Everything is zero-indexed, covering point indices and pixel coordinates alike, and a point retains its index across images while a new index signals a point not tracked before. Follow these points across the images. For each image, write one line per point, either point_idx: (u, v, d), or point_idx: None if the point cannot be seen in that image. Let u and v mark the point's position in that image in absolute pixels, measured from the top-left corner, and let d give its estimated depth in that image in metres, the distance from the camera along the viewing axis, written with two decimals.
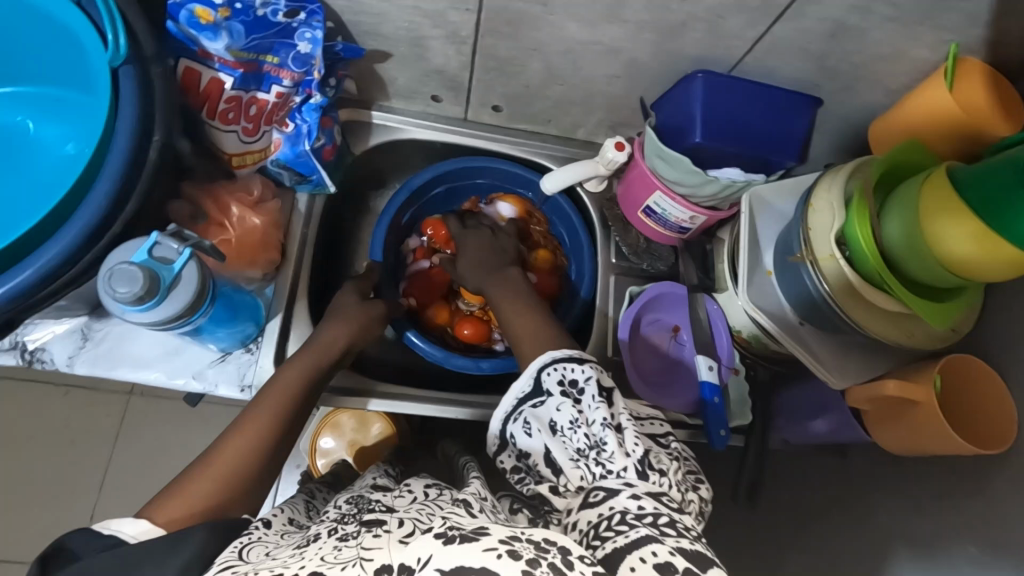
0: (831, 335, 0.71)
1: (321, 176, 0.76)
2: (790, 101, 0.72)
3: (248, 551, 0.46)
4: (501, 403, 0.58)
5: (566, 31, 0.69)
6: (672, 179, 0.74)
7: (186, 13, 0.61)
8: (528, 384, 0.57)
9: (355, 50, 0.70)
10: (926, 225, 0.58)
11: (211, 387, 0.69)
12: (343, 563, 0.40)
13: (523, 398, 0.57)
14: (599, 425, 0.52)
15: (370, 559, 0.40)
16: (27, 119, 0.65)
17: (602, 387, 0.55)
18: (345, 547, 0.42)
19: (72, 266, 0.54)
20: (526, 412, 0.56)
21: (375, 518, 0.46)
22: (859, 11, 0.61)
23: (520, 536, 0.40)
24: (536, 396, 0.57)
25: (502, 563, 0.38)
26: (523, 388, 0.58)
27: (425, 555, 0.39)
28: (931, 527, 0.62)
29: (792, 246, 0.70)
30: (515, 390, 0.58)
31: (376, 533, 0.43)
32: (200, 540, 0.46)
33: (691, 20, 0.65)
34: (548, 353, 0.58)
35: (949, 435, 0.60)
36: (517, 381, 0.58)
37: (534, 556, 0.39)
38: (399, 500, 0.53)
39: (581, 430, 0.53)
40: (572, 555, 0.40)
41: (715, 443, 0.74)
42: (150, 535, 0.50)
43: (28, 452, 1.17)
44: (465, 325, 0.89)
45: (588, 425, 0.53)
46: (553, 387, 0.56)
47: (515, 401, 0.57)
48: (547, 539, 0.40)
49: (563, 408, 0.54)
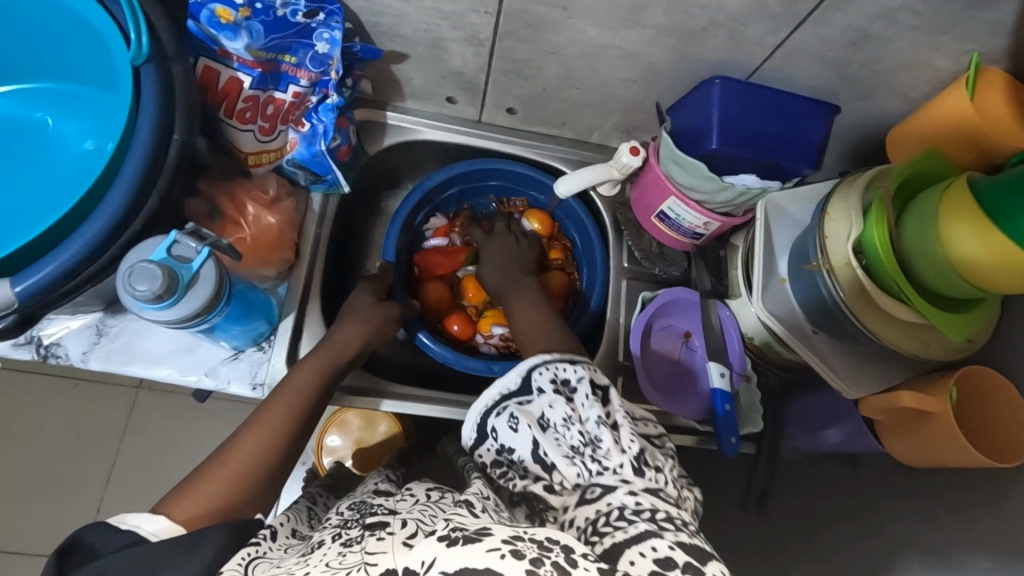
0: (844, 345, 0.71)
1: (336, 176, 0.76)
2: (807, 108, 0.72)
3: (255, 567, 0.45)
4: (485, 395, 0.60)
5: (585, 34, 0.69)
6: (687, 184, 0.74)
7: (207, 12, 0.62)
8: (516, 381, 0.60)
9: (374, 51, 0.70)
10: (941, 230, 0.58)
11: (223, 384, 0.69)
12: (348, 568, 0.41)
13: (510, 394, 0.60)
14: (593, 423, 0.54)
15: (373, 563, 0.40)
16: (47, 115, 0.66)
17: (594, 385, 0.57)
18: (349, 553, 0.43)
19: (94, 261, 0.54)
20: (511, 408, 0.58)
21: (378, 521, 0.47)
22: (882, 19, 0.61)
23: (523, 536, 0.40)
24: (525, 394, 0.59)
25: (505, 563, 0.37)
26: (510, 385, 0.60)
27: (429, 558, 0.39)
28: (943, 539, 0.62)
29: (806, 253, 0.70)
30: (502, 385, 0.60)
31: (380, 536, 0.44)
32: (215, 545, 0.47)
33: (711, 25, 0.65)
34: (539, 354, 0.61)
35: (964, 448, 0.59)
36: (505, 378, 0.60)
37: (537, 555, 0.39)
38: (402, 503, 0.53)
39: (575, 427, 0.55)
40: (575, 552, 0.39)
41: (726, 451, 0.73)
42: (172, 532, 0.50)
43: (36, 444, 1.18)
44: (454, 321, 0.89)
45: (583, 422, 0.55)
46: (545, 385, 0.58)
47: (498, 397, 0.60)
48: (551, 538, 0.40)
49: (556, 407, 0.57)
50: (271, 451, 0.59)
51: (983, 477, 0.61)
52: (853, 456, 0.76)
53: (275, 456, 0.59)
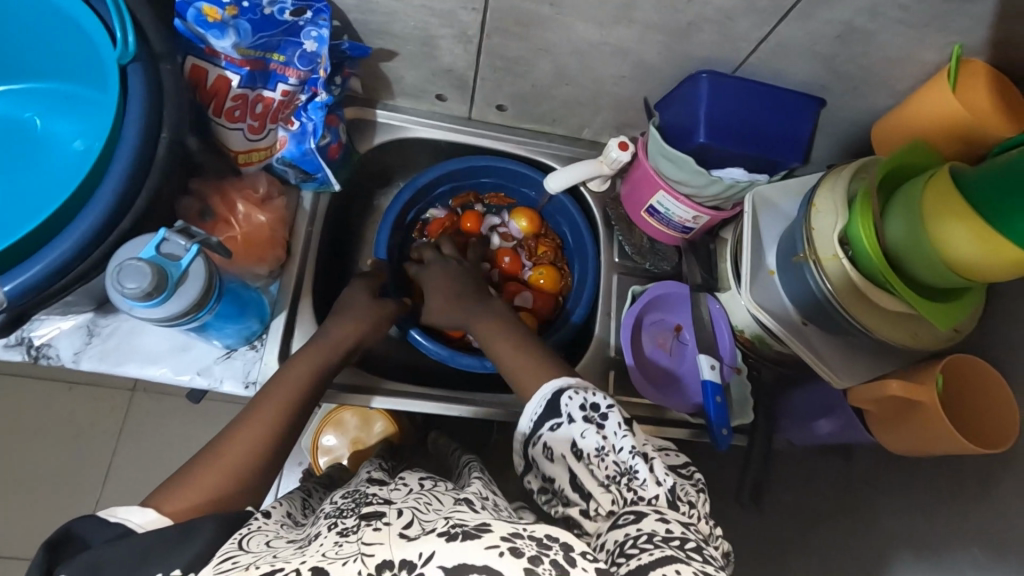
0: (834, 336, 0.72)
1: (326, 175, 0.76)
2: (792, 101, 0.73)
3: (249, 541, 0.47)
4: (517, 430, 0.59)
5: (575, 31, 0.69)
6: (677, 178, 0.75)
7: (193, 11, 0.61)
8: (542, 406, 0.58)
9: (362, 49, 0.71)
10: (926, 224, 0.58)
11: (216, 383, 0.70)
12: (343, 559, 0.41)
13: (542, 417, 0.58)
14: (627, 453, 0.53)
15: (370, 554, 0.40)
16: (36, 116, 0.66)
17: (625, 415, 0.55)
18: (346, 543, 0.43)
19: (83, 260, 0.54)
20: (545, 436, 0.56)
21: (373, 511, 0.47)
22: (868, 13, 0.61)
23: (522, 533, 0.41)
24: (554, 418, 0.57)
25: (503, 561, 0.38)
26: (537, 410, 0.58)
27: (427, 551, 0.39)
28: (934, 527, 0.63)
29: (794, 246, 0.70)
30: (530, 411, 0.59)
31: (376, 526, 0.44)
32: (208, 534, 0.47)
33: (699, 21, 0.65)
34: (563, 378, 0.59)
35: (952, 433, 0.60)
36: (531, 405, 0.59)
37: (536, 553, 0.39)
38: (395, 492, 0.54)
39: (608, 458, 0.53)
40: (574, 551, 0.40)
41: (719, 443, 0.74)
42: (157, 524, 0.50)
43: (31, 446, 1.18)
44: None
45: (616, 452, 0.53)
46: (575, 413, 0.56)
47: (529, 428, 0.58)
48: (550, 536, 0.41)
49: (588, 435, 0.55)
50: (265, 449, 0.59)
51: (971, 466, 0.62)
52: (845, 447, 0.76)
53: (269, 451, 0.59)
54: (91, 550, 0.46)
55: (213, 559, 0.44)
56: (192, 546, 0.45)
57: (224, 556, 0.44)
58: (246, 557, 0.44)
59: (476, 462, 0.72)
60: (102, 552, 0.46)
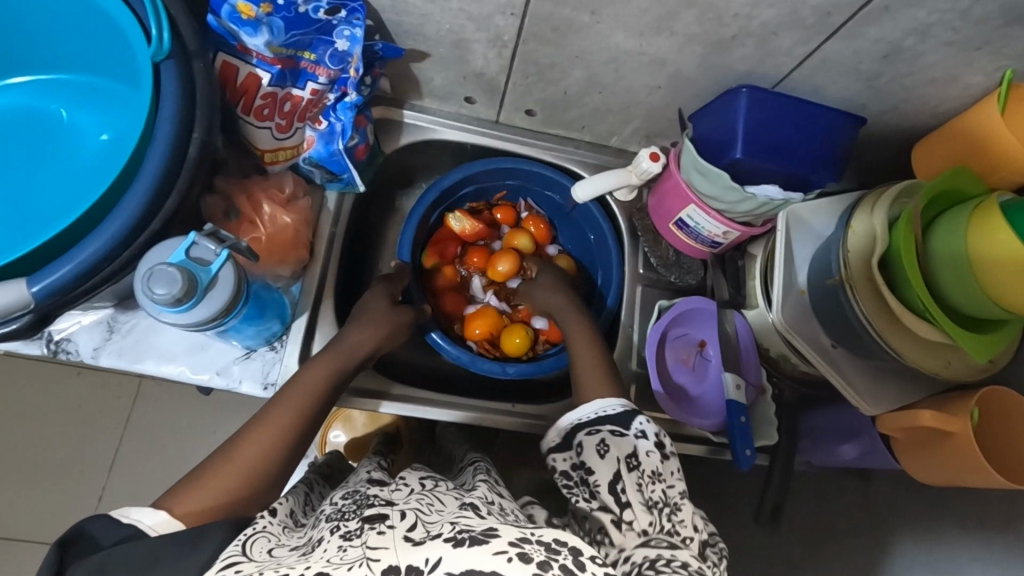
0: (863, 361, 0.71)
1: (352, 176, 0.75)
2: (831, 118, 0.70)
3: (252, 546, 0.46)
4: (577, 412, 0.60)
5: (613, 40, 0.68)
6: (709, 193, 0.73)
7: (227, 7, 0.60)
8: (617, 408, 0.59)
9: (395, 50, 0.69)
10: (973, 255, 0.57)
11: (235, 384, 0.69)
12: (349, 564, 0.40)
13: (606, 419, 0.59)
14: (677, 490, 0.54)
15: (377, 559, 0.39)
16: (61, 108, 0.65)
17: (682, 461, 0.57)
18: (349, 548, 0.42)
19: (110, 262, 0.53)
20: (606, 435, 0.57)
21: (376, 513, 0.46)
22: (918, 34, 0.60)
23: (531, 537, 0.40)
24: (620, 426, 0.58)
25: (512, 567, 0.37)
26: (612, 409, 0.59)
27: (434, 557, 0.38)
28: (959, 558, 0.62)
29: (829, 267, 0.69)
30: (601, 406, 0.60)
31: (380, 530, 0.43)
32: (220, 538, 0.47)
33: (742, 35, 0.64)
34: (625, 398, 0.61)
35: (985, 468, 0.58)
36: (608, 401, 0.60)
37: (545, 558, 0.39)
38: (396, 492, 0.53)
39: (659, 484, 0.54)
40: (583, 556, 0.39)
41: (741, 463, 0.72)
42: (168, 527, 0.50)
43: (38, 431, 1.17)
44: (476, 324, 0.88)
45: (667, 484, 0.55)
46: (647, 431, 0.57)
47: (591, 417, 0.59)
48: (558, 540, 0.40)
49: (652, 454, 0.55)
50: (280, 449, 0.59)
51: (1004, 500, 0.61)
52: (864, 469, 0.75)
53: (282, 454, 0.59)
54: (102, 551, 0.46)
55: (218, 563, 0.44)
56: (204, 550, 0.46)
57: (227, 561, 0.44)
58: (249, 564, 0.44)
59: (483, 463, 0.68)
60: (110, 552, 0.46)
